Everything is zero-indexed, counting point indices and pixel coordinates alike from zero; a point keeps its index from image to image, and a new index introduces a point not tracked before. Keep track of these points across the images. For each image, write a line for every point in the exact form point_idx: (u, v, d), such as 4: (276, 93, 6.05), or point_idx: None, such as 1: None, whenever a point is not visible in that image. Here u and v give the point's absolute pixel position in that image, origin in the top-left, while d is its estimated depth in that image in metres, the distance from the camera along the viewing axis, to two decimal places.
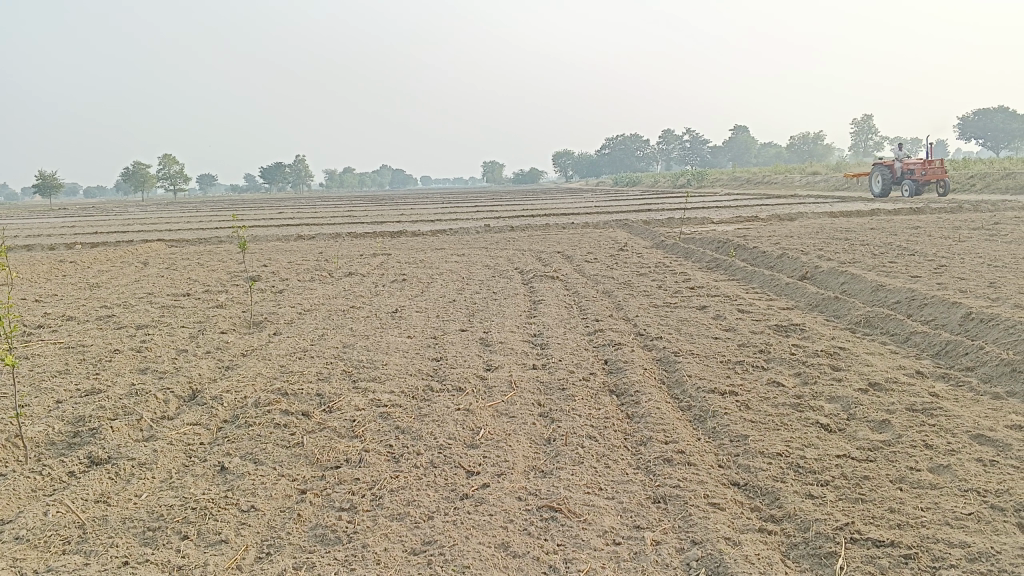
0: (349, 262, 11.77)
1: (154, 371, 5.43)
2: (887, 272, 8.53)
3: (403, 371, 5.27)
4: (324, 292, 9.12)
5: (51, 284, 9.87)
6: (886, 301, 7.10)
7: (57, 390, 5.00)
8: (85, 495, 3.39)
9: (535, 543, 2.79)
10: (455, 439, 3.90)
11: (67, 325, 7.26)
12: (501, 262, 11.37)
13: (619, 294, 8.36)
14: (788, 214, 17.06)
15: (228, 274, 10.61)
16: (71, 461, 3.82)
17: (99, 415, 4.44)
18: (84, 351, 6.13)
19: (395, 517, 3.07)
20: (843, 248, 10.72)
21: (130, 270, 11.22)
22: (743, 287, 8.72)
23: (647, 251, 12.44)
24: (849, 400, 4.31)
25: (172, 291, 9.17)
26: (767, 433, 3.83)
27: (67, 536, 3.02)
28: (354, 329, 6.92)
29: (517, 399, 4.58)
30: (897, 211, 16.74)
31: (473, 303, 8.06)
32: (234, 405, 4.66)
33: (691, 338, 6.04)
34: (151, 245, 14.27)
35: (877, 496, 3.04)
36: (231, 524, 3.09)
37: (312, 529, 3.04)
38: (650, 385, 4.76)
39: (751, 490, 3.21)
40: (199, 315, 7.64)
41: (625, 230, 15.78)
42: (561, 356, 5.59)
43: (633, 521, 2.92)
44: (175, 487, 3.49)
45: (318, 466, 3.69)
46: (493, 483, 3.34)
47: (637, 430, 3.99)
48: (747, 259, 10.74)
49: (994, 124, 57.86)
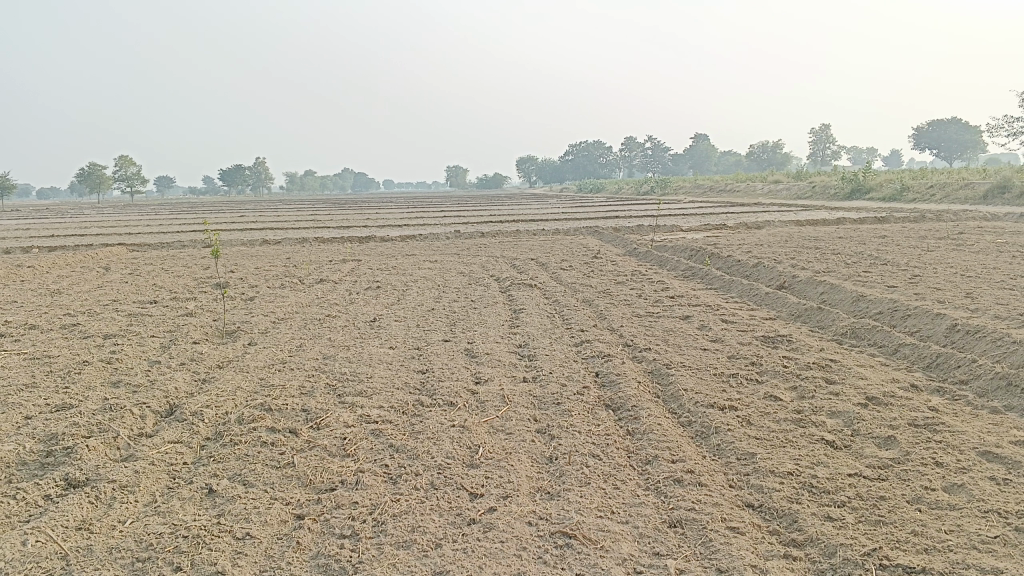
0: (319, 268, 11.52)
1: (128, 385, 5.19)
2: (864, 281, 8.56)
3: (389, 384, 5.10)
4: (296, 300, 8.88)
5: (10, 289, 9.48)
6: (868, 311, 7.09)
7: (26, 405, 4.74)
8: (65, 522, 3.18)
9: (554, 573, 2.69)
10: (454, 458, 3.77)
11: (30, 334, 6.96)
12: (475, 269, 11.23)
13: (599, 303, 8.27)
14: (757, 222, 17.14)
15: (195, 280, 10.31)
16: (47, 484, 3.60)
17: (73, 432, 4.21)
18: (51, 362, 5.85)
19: (400, 544, 2.94)
20: (817, 258, 10.75)
21: (92, 275, 10.84)
22: (723, 297, 8.67)
23: (621, 258, 12.37)
24: (851, 415, 4.26)
25: (138, 298, 8.86)
26: (774, 451, 3.76)
27: (49, 569, 2.82)
28: (332, 339, 6.73)
29: (512, 414, 4.45)
30: (863, 220, 16.92)
31: (452, 312, 7.90)
32: (215, 422, 4.46)
33: (680, 350, 5.96)
34: (111, 249, 13.84)
35: (897, 518, 3.00)
36: (227, 554, 2.92)
37: (314, 558, 2.89)
38: (646, 399, 4.68)
39: (767, 512, 3.16)
40: (169, 324, 7.38)
41: (595, 237, 15.70)
42: (551, 368, 5.48)
43: (652, 547, 2.87)
44: (162, 512, 3.30)
45: (312, 488, 3.53)
46: (500, 507, 3.22)
47: (641, 447, 3.90)
48: (722, 267, 10.72)
49: (948, 135, 58.89)
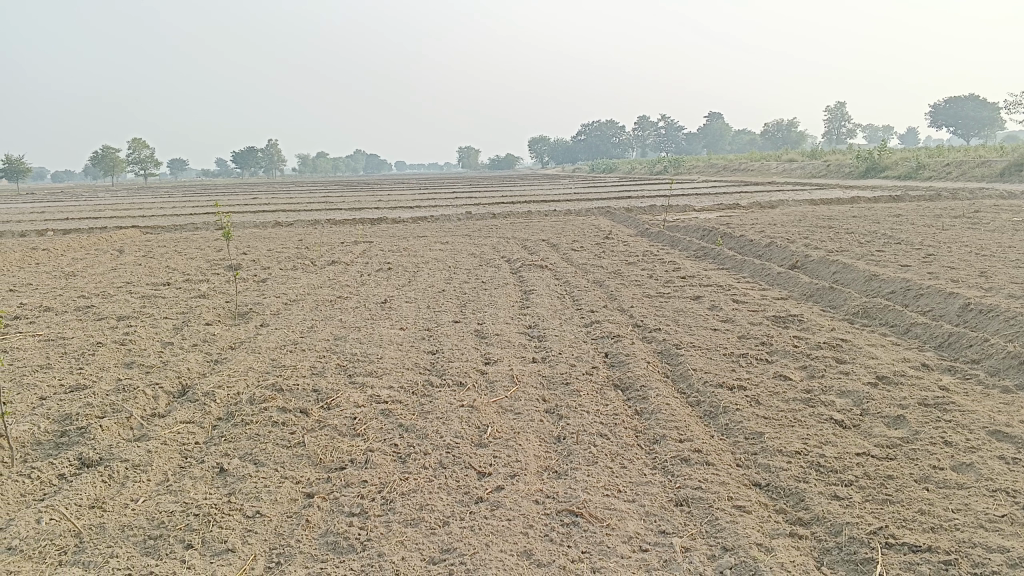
0: (330, 250, 11.54)
1: (141, 366, 5.24)
2: (877, 260, 8.51)
3: (399, 365, 5.12)
4: (308, 281, 8.90)
5: (25, 272, 9.56)
6: (880, 291, 7.05)
7: (41, 386, 4.80)
8: (79, 501, 3.23)
9: (559, 551, 2.71)
10: (462, 438, 3.79)
11: (44, 316, 7.02)
12: (486, 250, 11.23)
13: (610, 283, 8.25)
14: (770, 201, 17.01)
15: (208, 262, 10.36)
16: (61, 463, 3.65)
17: (87, 412, 4.25)
18: (65, 344, 5.91)
19: (408, 523, 2.97)
20: (830, 237, 10.68)
21: (106, 257, 10.90)
22: (734, 277, 8.64)
23: (632, 239, 12.34)
24: (861, 395, 4.25)
25: (151, 280, 8.91)
26: (782, 430, 3.77)
27: (63, 546, 2.87)
28: (343, 320, 6.75)
29: (521, 394, 4.47)
30: (878, 199, 16.76)
31: (463, 293, 7.89)
32: (227, 403, 4.49)
33: (690, 330, 5.95)
34: (126, 232, 13.91)
35: (904, 497, 3.01)
36: (237, 532, 2.96)
37: (322, 536, 2.93)
38: (656, 379, 4.68)
39: (774, 491, 3.17)
40: (182, 306, 7.42)
41: (607, 218, 15.61)
42: (560, 348, 5.48)
43: (658, 526, 2.88)
44: (174, 491, 3.34)
45: (321, 467, 3.56)
46: (507, 486, 3.24)
47: (649, 427, 3.91)
48: (734, 246, 10.67)
49: (964, 111, 58.22)
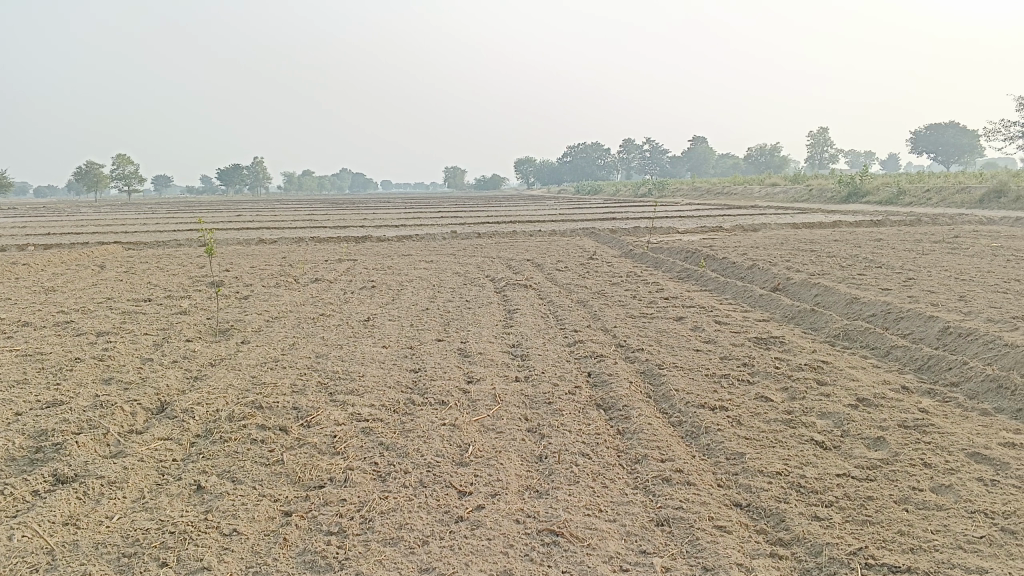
0: (314, 268, 11.51)
1: (119, 382, 5.18)
2: (858, 284, 8.58)
3: (381, 383, 5.10)
4: (291, 299, 8.86)
5: (4, 287, 9.46)
6: (861, 314, 7.11)
7: (17, 401, 4.73)
8: (52, 518, 3.18)
9: (539, 571, 2.70)
10: (443, 456, 3.76)
11: (23, 331, 6.94)
12: (470, 269, 11.22)
13: (593, 304, 8.26)
14: (753, 225, 17.13)
15: (190, 278, 10.30)
16: (35, 479, 3.59)
17: (63, 428, 4.20)
18: (43, 359, 5.84)
19: (387, 542, 2.94)
20: (811, 260, 10.76)
21: (87, 273, 10.81)
22: (717, 299, 8.67)
23: (616, 259, 12.38)
24: (841, 416, 4.27)
25: (132, 296, 8.83)
26: (764, 451, 3.77)
27: (35, 563, 2.82)
28: (326, 338, 6.72)
29: (503, 413, 4.45)
30: (859, 223, 16.90)
31: (446, 312, 7.88)
32: (206, 420, 4.45)
33: (673, 351, 5.96)
34: (107, 247, 13.80)
35: (884, 518, 3.01)
36: (213, 550, 2.92)
37: (299, 555, 2.90)
38: (638, 399, 4.68)
39: (754, 511, 3.17)
40: (162, 322, 7.36)
41: (591, 239, 15.67)
42: (543, 368, 5.48)
43: (638, 546, 2.87)
44: (150, 508, 3.29)
45: (300, 485, 3.53)
46: (488, 505, 3.22)
47: (630, 447, 3.91)
48: (717, 268, 10.73)
49: (944, 138, 59.03)
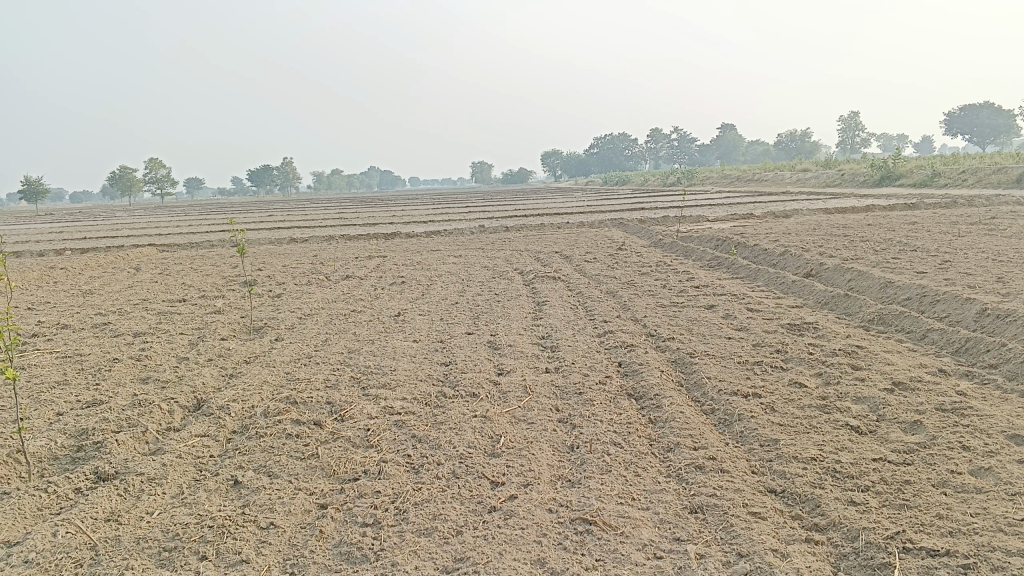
0: (345, 265, 11.59)
1: (156, 381, 5.27)
2: (893, 268, 8.45)
3: (412, 376, 5.13)
4: (322, 296, 8.94)
5: (43, 290, 9.65)
6: (896, 298, 7.00)
7: (58, 401, 4.83)
8: (94, 514, 3.24)
9: (573, 559, 2.70)
10: (475, 448, 3.78)
11: (62, 333, 7.08)
12: (499, 263, 11.23)
13: (623, 294, 8.23)
14: (784, 211, 16.93)
15: (223, 278, 10.43)
16: (77, 477, 3.67)
17: (103, 427, 4.28)
18: (82, 360, 5.96)
19: (421, 532, 2.96)
20: (845, 245, 10.61)
21: (122, 275, 10.98)
22: (749, 286, 8.59)
23: (645, 250, 12.31)
24: (877, 401, 4.22)
25: (167, 297, 8.96)
26: (798, 437, 3.74)
27: (79, 558, 2.89)
28: (357, 334, 6.77)
29: (534, 404, 4.46)
30: (893, 207, 16.62)
31: (475, 306, 7.90)
32: (242, 416, 4.51)
33: (704, 339, 5.93)
34: (142, 250, 14.02)
35: (922, 502, 2.97)
36: (251, 543, 2.97)
37: (336, 546, 2.93)
38: (669, 388, 4.67)
39: (789, 497, 3.15)
40: (197, 322, 7.47)
41: (620, 230, 15.60)
42: (573, 358, 5.47)
43: (672, 533, 2.87)
44: (189, 503, 3.35)
45: (335, 478, 3.57)
46: (521, 495, 3.23)
47: (663, 435, 3.90)
48: (748, 256, 10.63)
49: (978, 119, 57.80)
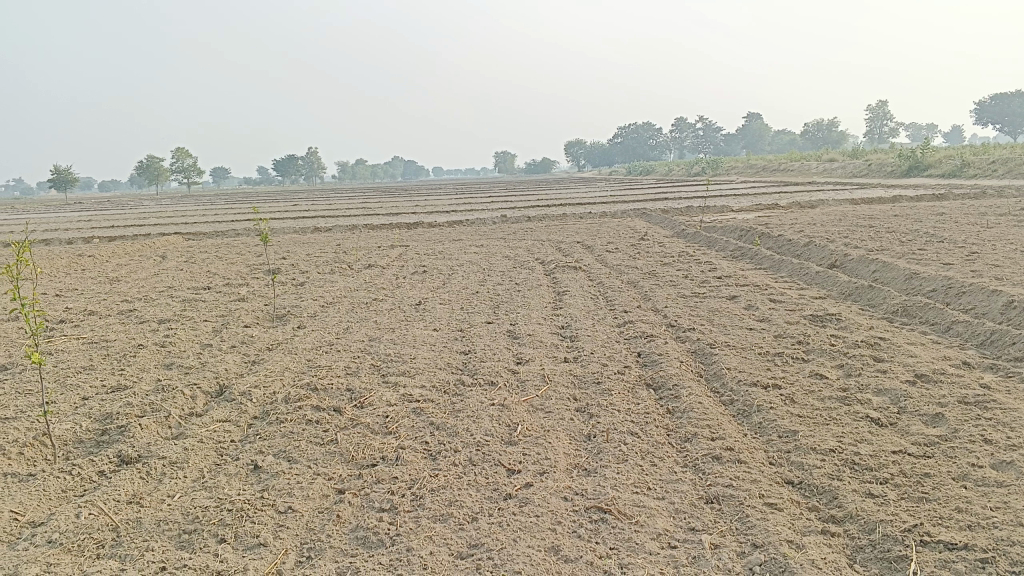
0: (368, 254, 11.64)
1: (180, 367, 5.34)
2: (919, 259, 8.34)
3: (431, 365, 5.15)
4: (345, 285, 9.00)
5: (71, 277, 9.80)
6: (921, 289, 6.91)
7: (84, 386, 4.91)
8: (117, 496, 3.30)
9: (587, 547, 2.71)
10: (492, 436, 3.79)
11: (89, 320, 7.19)
12: (521, 252, 11.22)
13: (645, 284, 8.20)
14: (810, 201, 16.76)
15: (248, 267, 10.51)
16: (101, 460, 3.73)
17: (127, 412, 4.35)
18: (108, 346, 6.05)
19: (437, 518, 2.98)
20: (870, 236, 10.49)
21: (148, 263, 11.13)
22: (772, 277, 8.53)
23: (668, 240, 12.25)
24: (898, 393, 4.18)
25: (192, 285, 9.07)
26: (817, 428, 3.72)
27: (101, 540, 2.94)
28: (378, 322, 6.80)
29: (552, 393, 4.46)
30: (920, 197, 16.40)
31: (496, 295, 7.90)
32: (263, 402, 4.55)
33: (725, 330, 5.89)
34: (168, 238, 14.19)
35: (942, 495, 2.95)
36: (269, 526, 3.00)
37: (352, 531, 2.96)
38: (689, 378, 4.65)
39: (806, 488, 3.13)
40: (221, 309, 7.54)
41: (642, 220, 15.53)
42: (592, 348, 5.47)
43: (687, 523, 2.86)
44: (209, 487, 3.40)
45: (353, 464, 3.59)
46: (536, 483, 3.24)
47: (680, 426, 3.89)
48: (772, 247, 10.54)
49: (1011, 108, 56.77)
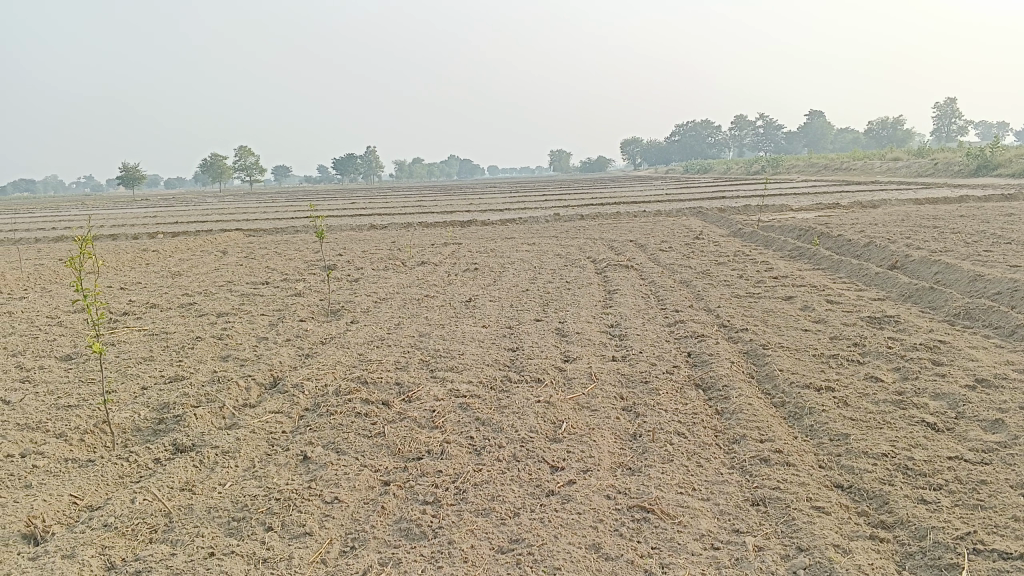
0: (421, 251, 11.75)
1: (236, 359, 5.45)
2: (984, 261, 8.08)
3: (480, 361, 5.17)
4: (398, 281, 9.09)
5: (136, 271, 10.09)
6: (986, 292, 6.69)
7: (144, 376, 5.05)
8: (171, 483, 3.40)
9: (628, 546, 2.69)
10: (537, 432, 3.80)
11: (151, 312, 7.39)
12: (574, 251, 11.19)
13: (698, 284, 8.10)
14: (872, 201, 16.32)
15: (305, 262, 10.69)
16: (156, 448, 3.84)
17: (183, 402, 4.46)
18: (168, 338, 6.21)
19: (479, 512, 3.00)
20: (934, 237, 10.18)
21: (210, 258, 11.40)
22: (830, 277, 8.35)
23: (723, 239, 12.08)
24: (957, 398, 4.06)
25: (251, 280, 9.25)
26: (870, 432, 3.63)
27: (154, 525, 3.03)
28: (429, 318, 6.86)
29: (599, 391, 4.45)
30: (989, 198, 15.86)
31: (547, 294, 7.89)
32: (314, 394, 4.63)
33: (779, 330, 5.79)
34: (229, 234, 14.50)
35: (998, 503, 2.85)
36: (315, 516, 3.06)
37: (396, 522, 2.99)
38: (739, 379, 4.58)
39: (856, 493, 3.06)
40: (278, 304, 7.69)
41: (698, 219, 15.35)
42: (641, 347, 5.43)
43: (731, 524, 2.83)
44: (259, 476, 3.47)
45: (400, 457, 3.63)
46: (579, 480, 3.23)
47: (728, 427, 3.83)
48: (831, 247, 10.32)
49: None
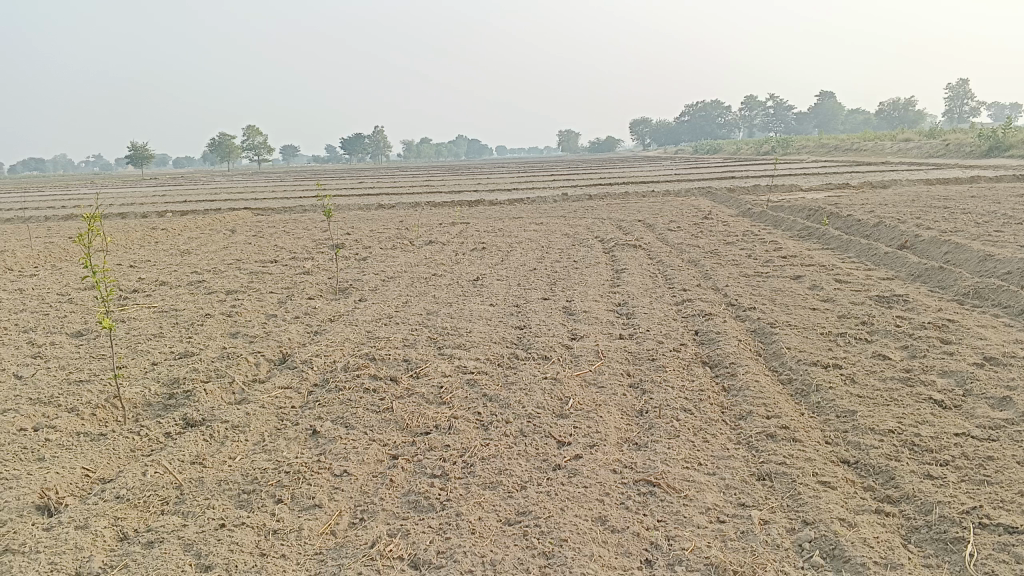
0: (429, 231, 11.75)
1: (245, 336, 5.48)
2: (995, 241, 8.04)
3: (487, 338, 5.19)
4: (405, 260, 9.09)
5: (145, 249, 10.12)
6: (996, 272, 6.65)
7: (154, 352, 5.09)
8: (182, 456, 3.43)
9: (635, 519, 2.71)
10: (545, 408, 3.81)
11: (160, 289, 7.42)
12: (581, 230, 11.17)
13: (706, 263, 8.09)
14: (883, 181, 16.21)
15: (313, 241, 10.70)
16: (167, 423, 3.87)
17: (193, 377, 4.49)
18: (177, 315, 6.24)
19: (486, 486, 3.02)
20: (945, 217, 10.12)
21: (218, 237, 11.42)
22: (838, 257, 8.32)
23: (732, 219, 12.03)
24: (964, 375, 4.05)
25: (259, 258, 9.27)
26: (876, 409, 3.63)
27: (166, 497, 3.06)
28: (437, 296, 6.87)
29: (606, 368, 4.46)
30: (1001, 178, 15.73)
31: (555, 273, 7.89)
32: (323, 370, 4.66)
33: (787, 309, 5.78)
34: (238, 213, 14.51)
35: (1004, 478, 2.86)
36: (324, 489, 3.09)
37: (404, 495, 3.02)
38: (746, 357, 4.59)
39: (863, 468, 3.07)
40: (286, 282, 7.71)
41: (707, 199, 15.28)
42: (649, 325, 5.43)
43: (737, 498, 2.84)
44: (268, 450, 3.50)
45: (408, 431, 3.65)
46: (586, 455, 3.25)
47: (735, 403, 3.84)
48: (840, 227, 10.27)
49: None
